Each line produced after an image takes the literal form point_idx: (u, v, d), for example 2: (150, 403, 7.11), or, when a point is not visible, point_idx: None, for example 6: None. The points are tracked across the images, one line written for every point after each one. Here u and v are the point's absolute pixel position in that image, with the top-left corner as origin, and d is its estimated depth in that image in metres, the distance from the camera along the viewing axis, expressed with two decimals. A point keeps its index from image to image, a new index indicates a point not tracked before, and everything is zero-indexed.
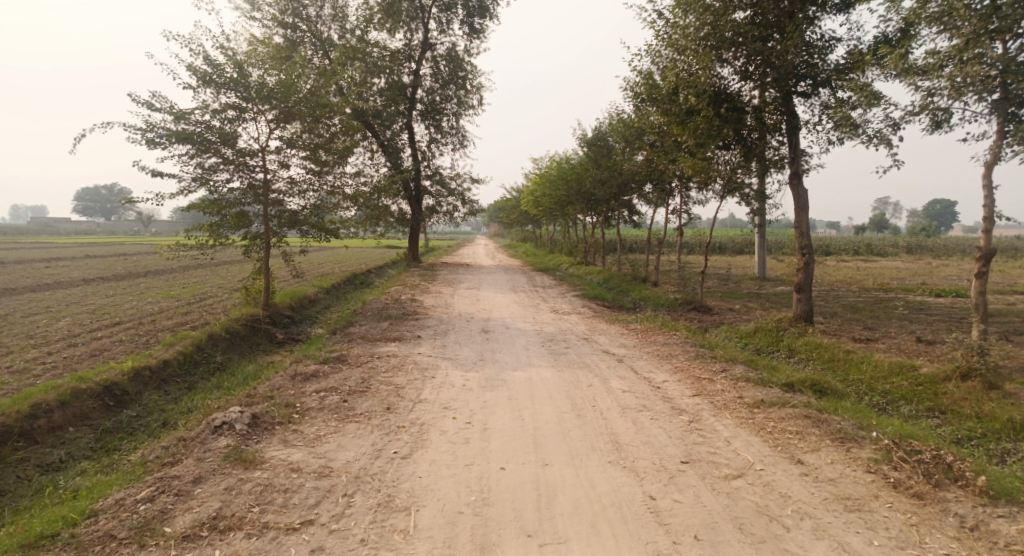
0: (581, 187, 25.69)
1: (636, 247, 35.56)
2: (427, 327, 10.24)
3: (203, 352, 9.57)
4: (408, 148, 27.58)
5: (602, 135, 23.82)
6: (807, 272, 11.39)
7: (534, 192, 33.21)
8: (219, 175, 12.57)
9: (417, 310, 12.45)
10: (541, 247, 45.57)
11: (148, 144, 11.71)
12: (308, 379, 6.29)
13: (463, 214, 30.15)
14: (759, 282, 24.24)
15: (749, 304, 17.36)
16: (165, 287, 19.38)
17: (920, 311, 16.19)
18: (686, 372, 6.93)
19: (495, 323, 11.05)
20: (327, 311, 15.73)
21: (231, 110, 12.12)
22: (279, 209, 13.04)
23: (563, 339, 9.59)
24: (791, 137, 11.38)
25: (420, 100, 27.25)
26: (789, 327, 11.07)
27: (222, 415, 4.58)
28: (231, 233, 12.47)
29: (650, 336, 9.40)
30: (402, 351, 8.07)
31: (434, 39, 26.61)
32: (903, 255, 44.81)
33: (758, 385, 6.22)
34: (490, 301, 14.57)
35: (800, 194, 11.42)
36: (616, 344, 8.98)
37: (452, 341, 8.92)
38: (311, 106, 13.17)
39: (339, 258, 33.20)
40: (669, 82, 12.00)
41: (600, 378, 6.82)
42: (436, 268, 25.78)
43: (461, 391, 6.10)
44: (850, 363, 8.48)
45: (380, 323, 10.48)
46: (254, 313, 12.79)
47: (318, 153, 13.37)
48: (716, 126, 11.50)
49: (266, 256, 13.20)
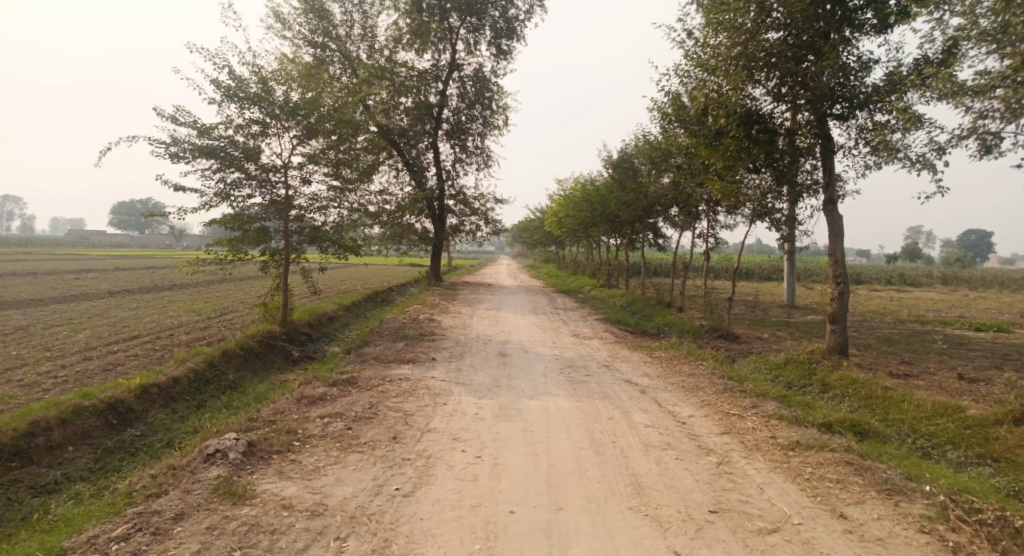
0: (606, 209, 25.36)
1: (661, 270, 34.97)
2: (442, 349, 9.95)
3: (215, 369, 9.41)
4: (433, 167, 27.62)
5: (628, 157, 23.55)
6: (842, 302, 10.84)
7: (558, 213, 32.97)
8: (241, 190, 12.58)
9: (434, 330, 12.18)
10: (564, 268, 45.21)
11: (172, 158, 11.76)
12: (314, 402, 6.03)
13: (486, 234, 30.00)
14: (788, 310, 23.53)
15: (778, 333, 16.75)
16: (188, 300, 19.48)
17: (960, 345, 15.42)
18: (713, 406, 6.51)
19: (513, 347, 10.72)
20: (345, 329, 15.57)
21: (255, 126, 12.13)
22: (299, 225, 12.96)
23: (584, 365, 9.21)
24: (825, 160, 10.94)
25: (446, 119, 27.34)
26: (822, 359, 10.53)
27: (215, 442, 4.33)
28: (250, 248, 12.39)
29: (674, 365, 8.97)
30: (415, 374, 7.78)
31: (461, 59, 26.76)
32: (938, 286, 43.38)
33: (792, 424, 5.79)
34: (510, 323, 14.25)
35: (835, 220, 10.94)
36: (638, 372, 8.57)
37: (467, 366, 8.61)
38: (335, 122, 13.13)
39: (362, 275, 33.25)
40: (698, 102, 11.68)
41: (621, 410, 6.44)
42: (457, 288, 25.59)
43: (472, 420, 5.77)
44: (889, 400, 7.95)
45: (395, 343, 10.23)
46: (271, 329, 12.66)
47: (341, 170, 13.32)
48: (746, 148, 11.13)
49: (286, 272, 13.09)
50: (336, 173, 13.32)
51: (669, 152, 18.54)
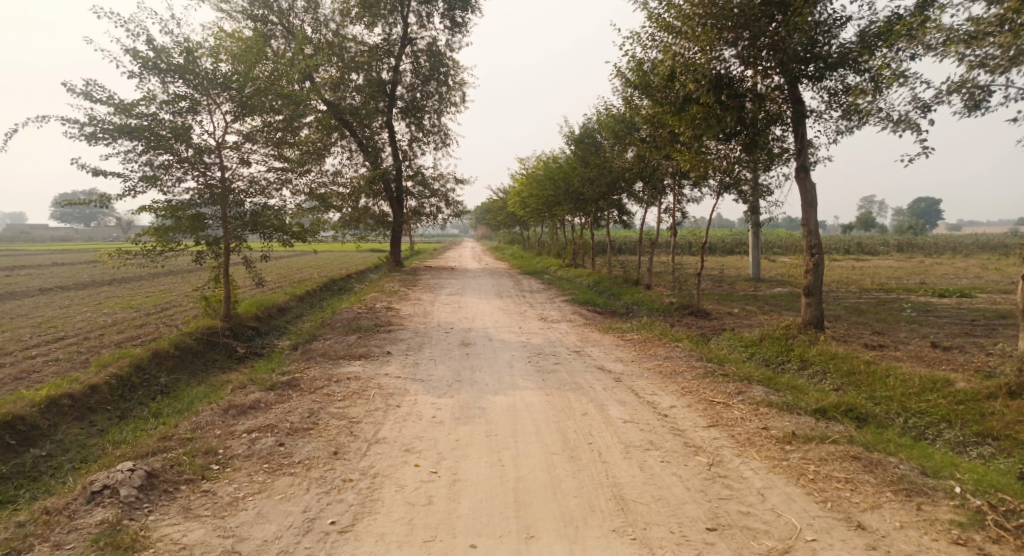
0: (569, 187, 24.72)
1: (626, 248, 34.64)
2: (400, 340, 9.16)
3: (144, 373, 8.45)
4: (389, 147, 26.45)
5: (590, 132, 22.89)
6: (817, 274, 10.36)
7: (521, 192, 32.19)
8: (173, 174, 11.46)
9: (391, 319, 11.37)
10: (529, 249, 44.56)
11: (88, 139, 10.54)
12: (245, 411, 5.22)
13: (447, 216, 29.05)
14: (754, 283, 23.40)
15: (747, 307, 16.45)
16: (127, 295, 18.13)
17: (926, 313, 15.37)
18: (695, 394, 5.94)
19: (477, 334, 10.00)
20: (298, 321, 14.59)
21: (181, 101, 10.96)
22: (239, 210, 11.93)
23: (552, 352, 8.57)
24: (796, 126, 10.42)
25: (401, 97, 26.17)
26: (797, 335, 10.11)
27: (104, 477, 3.54)
28: (184, 237, 11.27)
29: (649, 347, 8.40)
30: (367, 371, 7.00)
31: (414, 33, 25.55)
32: (893, 254, 44.30)
33: (784, 412, 5.24)
34: (473, 308, 13.52)
35: (808, 189, 10.48)
36: (611, 357, 7.97)
37: (426, 358, 7.86)
38: (272, 96, 12.04)
39: (320, 262, 32.01)
40: (665, 66, 10.96)
41: (596, 403, 5.81)
42: (418, 273, 24.68)
43: (428, 425, 5.04)
44: (873, 376, 7.55)
45: (348, 336, 9.38)
46: (213, 324, 11.65)
47: (283, 149, 12.33)
48: (716, 115, 10.48)
49: (227, 262, 12.03)
50: (277, 153, 12.33)
51: (633, 125, 17.94)
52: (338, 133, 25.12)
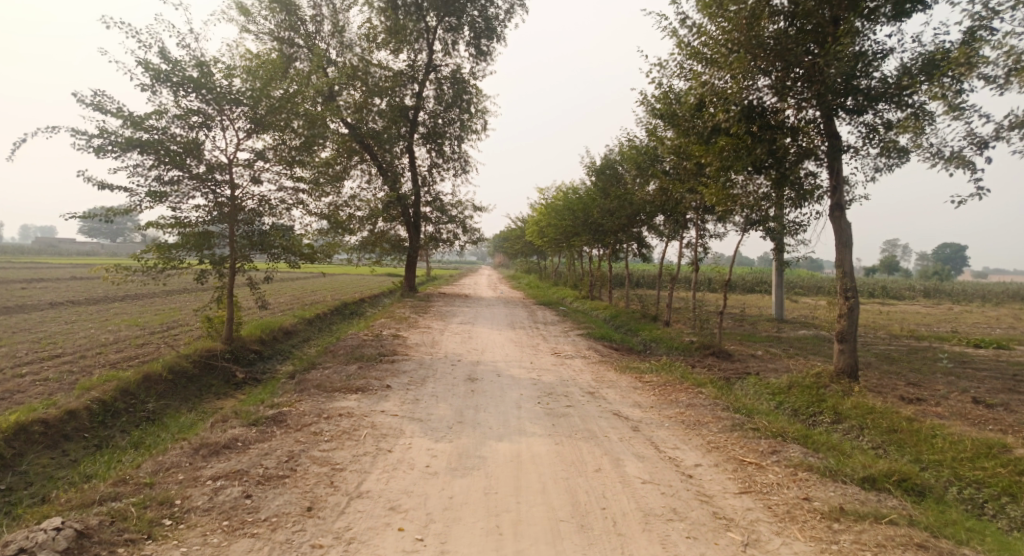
0: (588, 218, 24.28)
1: (645, 282, 33.94)
2: (402, 372, 8.62)
3: (131, 397, 8.02)
4: (408, 172, 26.29)
5: (611, 163, 22.50)
6: (851, 318, 9.67)
7: (539, 222, 31.80)
8: (182, 190, 11.20)
9: (397, 349, 10.84)
10: (545, 279, 44.05)
11: (98, 152, 10.32)
12: (218, 452, 4.70)
13: (463, 243, 28.70)
14: (777, 324, 22.56)
15: (771, 350, 15.67)
16: (136, 312, 17.89)
17: (964, 363, 14.47)
18: (723, 451, 5.29)
19: (485, 368, 9.44)
20: (303, 346, 14.14)
21: (194, 115, 10.74)
22: (247, 229, 11.59)
23: (564, 392, 7.96)
24: (832, 162, 9.89)
25: (422, 123, 26.12)
26: (829, 384, 9.38)
27: (23, 539, 3.14)
28: (189, 255, 10.93)
29: (669, 392, 7.75)
30: (361, 407, 6.45)
31: (439, 60, 25.59)
32: (921, 299, 42.92)
33: (827, 479, 4.58)
34: (484, 340, 12.95)
35: (843, 228, 9.87)
36: (627, 402, 7.35)
37: (427, 394, 7.31)
38: (287, 113, 11.79)
39: (334, 285, 31.77)
40: (694, 94, 10.54)
41: (611, 456, 5.19)
42: (432, 300, 24.25)
43: (420, 477, 4.46)
44: (919, 436, 6.81)
45: (348, 366, 8.87)
46: (213, 346, 11.23)
47: (295, 167, 12.04)
48: (747, 146, 10.00)
49: (231, 282, 11.65)
50: (289, 172, 12.05)
51: (657, 156, 17.49)
52: (358, 156, 25.05)
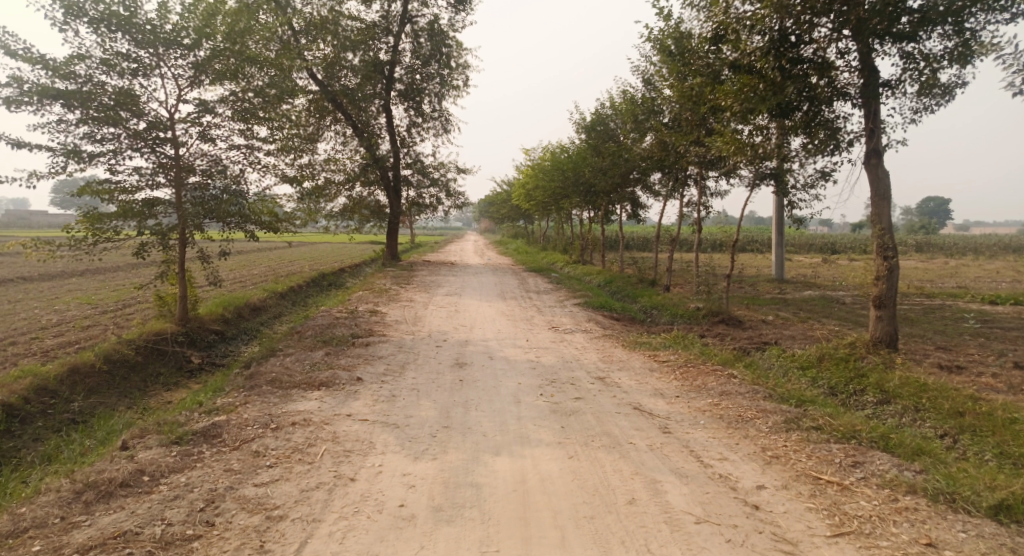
0: (580, 178, 22.88)
1: (637, 244, 32.74)
2: (377, 358, 7.33)
3: (50, 398, 6.70)
4: (386, 133, 24.55)
5: (603, 118, 20.94)
6: (890, 281, 8.47)
7: (526, 184, 30.24)
8: (119, 149, 9.62)
9: (373, 327, 9.54)
10: (534, 243, 42.75)
11: (8, 104, 8.66)
12: (110, 496, 3.45)
13: (447, 207, 27.17)
14: (779, 285, 21.53)
15: (781, 315, 14.60)
16: (92, 289, 16.36)
17: (988, 324, 13.48)
18: (788, 465, 4.09)
19: (474, 348, 8.19)
20: (272, 324, 12.81)
21: (120, 61, 9.01)
22: (196, 194, 10.07)
23: (569, 377, 6.74)
24: (869, 100, 8.52)
25: (399, 79, 24.28)
26: (866, 357, 8.26)
27: None
28: (125, 225, 9.38)
29: (693, 376, 6.55)
30: (322, 410, 5.18)
31: (415, 10, 23.60)
32: (911, 255, 42.24)
33: (944, 510, 3.42)
34: (471, 313, 11.67)
35: (881, 177, 8.57)
36: (646, 389, 6.16)
37: (406, 387, 6.04)
38: (237, 59, 10.16)
39: (313, 255, 30.24)
40: (713, 23, 9.05)
41: (643, 475, 3.98)
42: (415, 269, 22.92)
43: (390, 528, 3.22)
44: (996, 422, 5.71)
45: (313, 351, 7.57)
46: (162, 329, 9.85)
47: (251, 124, 10.49)
48: (774, 82, 8.57)
49: (182, 257, 10.20)
50: (244, 129, 10.50)
51: (656, 106, 16.00)
52: (331, 116, 23.27)
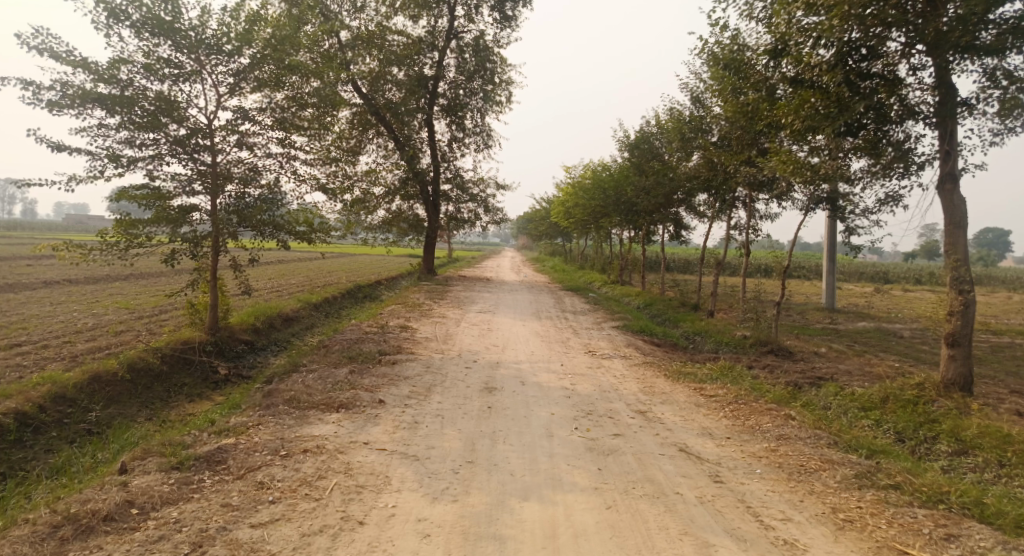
0: (621, 197, 22.31)
1: (678, 266, 31.85)
2: (403, 378, 6.94)
3: (70, 406, 6.54)
4: (428, 147, 24.52)
5: (648, 136, 20.39)
6: (966, 317, 7.68)
7: (566, 202, 29.80)
8: (159, 155, 9.59)
9: (402, 345, 9.19)
10: (572, 262, 42.17)
11: (51, 108, 8.72)
12: (89, 533, 3.17)
13: (486, 223, 26.92)
14: (829, 315, 20.45)
15: (834, 348, 13.70)
16: (134, 293, 16.58)
17: None
18: (866, 533, 3.48)
19: (506, 372, 7.74)
20: (304, 336, 12.65)
21: (160, 65, 9.00)
22: (231, 202, 9.95)
23: (607, 409, 6.22)
24: (945, 120, 7.83)
25: (443, 94, 24.26)
26: (938, 399, 7.47)
27: None
28: (158, 231, 9.26)
29: (745, 414, 5.94)
30: (338, 436, 4.80)
31: (461, 26, 23.60)
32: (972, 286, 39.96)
33: None
34: (505, 332, 11.24)
35: (956, 205, 7.84)
36: (692, 428, 5.58)
37: (430, 413, 5.62)
38: (278, 67, 10.08)
39: (351, 267, 30.38)
40: (773, 36, 8.53)
41: (692, 537, 3.43)
42: (450, 284, 22.67)
43: None
44: None
45: (338, 368, 7.25)
46: (191, 338, 9.72)
47: (290, 132, 10.36)
48: (840, 99, 7.99)
49: (214, 265, 10.11)
50: (283, 137, 10.38)
51: (705, 125, 15.39)
52: (373, 130, 23.39)
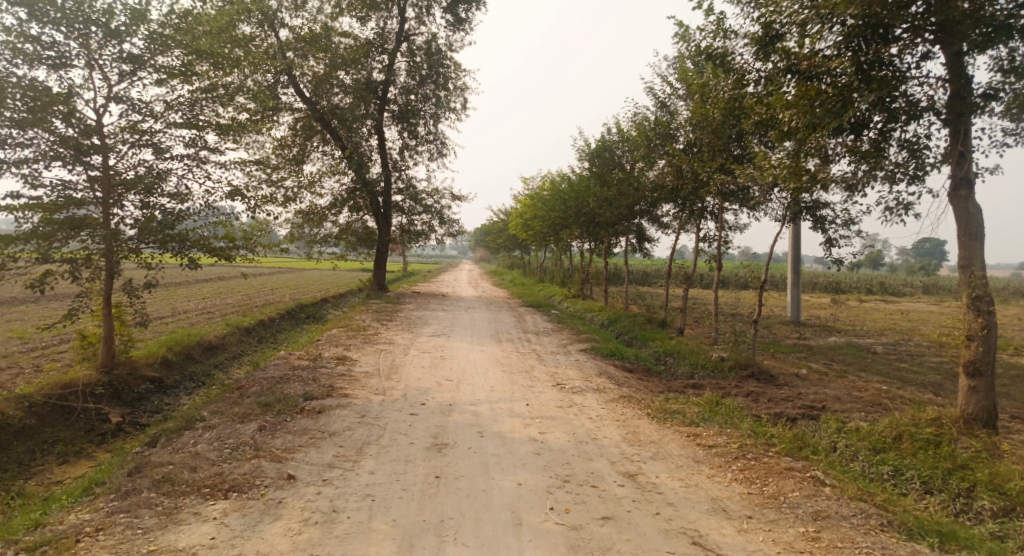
0: (583, 207, 21.26)
1: (640, 279, 31.02)
2: (327, 436, 5.48)
3: None
4: (377, 155, 22.98)
5: (609, 145, 19.45)
6: (987, 341, 6.73)
7: (524, 214, 28.67)
8: (36, 158, 7.82)
9: (336, 383, 7.70)
10: (531, 275, 40.96)
11: None
12: None
13: (441, 236, 25.43)
14: (797, 328, 19.79)
15: (814, 368, 12.81)
16: (35, 317, 14.43)
17: None
18: None
19: (459, 419, 6.35)
20: (228, 369, 10.96)
21: (30, 46, 7.32)
22: (129, 213, 8.23)
23: (587, 472, 4.90)
24: (957, 118, 6.92)
25: (393, 100, 22.80)
26: (961, 438, 6.48)
27: None
28: (25, 246, 7.38)
29: (761, 477, 4.73)
30: (213, 550, 3.34)
31: (411, 28, 22.23)
32: (920, 294, 40.47)
33: None
34: (460, 361, 9.86)
35: (972, 213, 6.91)
36: (700, 503, 4.33)
37: (354, 496, 4.17)
38: (186, 53, 8.51)
39: (297, 283, 28.41)
40: (763, 23, 7.49)
41: None
42: (403, 302, 21.13)
43: None
44: None
45: (244, 423, 5.72)
46: (75, 378, 7.95)
47: (204, 132, 8.79)
48: (844, 93, 7.03)
49: (108, 288, 8.39)
50: (195, 137, 8.79)
51: (673, 130, 14.40)
52: (318, 137, 21.74)
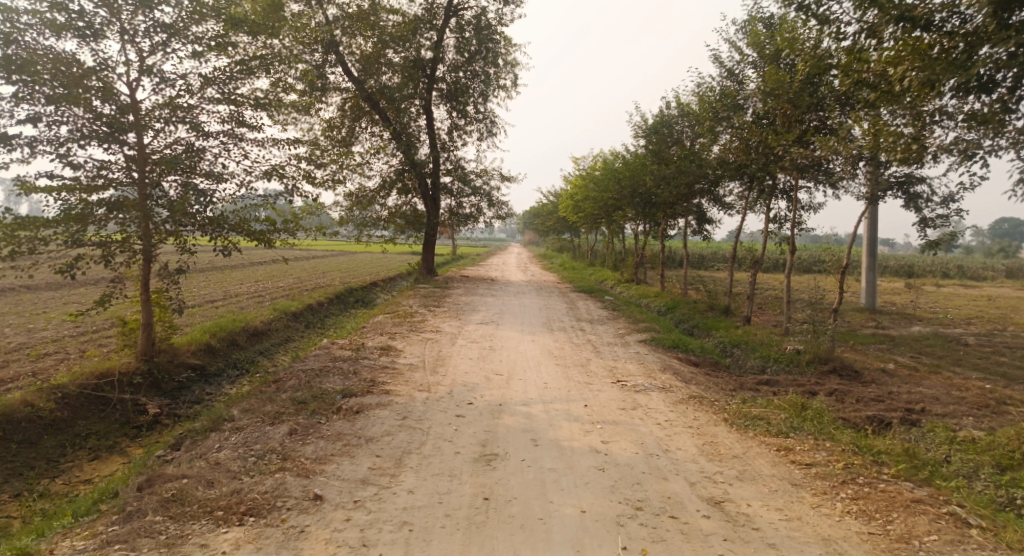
0: (638, 187, 20.13)
1: (697, 262, 29.59)
2: (363, 442, 4.86)
3: None
4: (426, 136, 22.40)
5: (668, 120, 18.22)
6: None
7: (575, 195, 27.67)
8: (70, 137, 7.51)
9: (378, 377, 7.12)
10: (581, 258, 39.95)
11: None
12: None
13: (490, 218, 24.75)
14: (873, 317, 18.23)
15: (902, 363, 11.52)
16: (92, 300, 14.56)
17: None
18: None
19: (511, 422, 5.64)
20: (272, 356, 10.62)
21: (60, 16, 6.93)
22: (164, 193, 7.86)
23: (663, 497, 4.11)
24: None
25: (441, 79, 22.09)
26: None
27: None
28: (59, 229, 7.09)
29: (882, 512, 3.83)
30: None
31: (460, 3, 21.37)
32: (1003, 278, 37.34)
33: None
34: (510, 352, 9.15)
35: None
36: (809, 545, 3.49)
37: (387, 526, 3.52)
38: (220, 22, 7.99)
39: (347, 266, 28.35)
40: None
41: None
42: (451, 286, 20.65)
43: None
44: None
45: (274, 426, 5.17)
46: (112, 368, 7.65)
47: (241, 107, 8.32)
48: (972, 41, 5.83)
49: (145, 273, 8.07)
50: (232, 113, 8.32)
51: (742, 100, 13.11)
52: (366, 118, 21.32)
